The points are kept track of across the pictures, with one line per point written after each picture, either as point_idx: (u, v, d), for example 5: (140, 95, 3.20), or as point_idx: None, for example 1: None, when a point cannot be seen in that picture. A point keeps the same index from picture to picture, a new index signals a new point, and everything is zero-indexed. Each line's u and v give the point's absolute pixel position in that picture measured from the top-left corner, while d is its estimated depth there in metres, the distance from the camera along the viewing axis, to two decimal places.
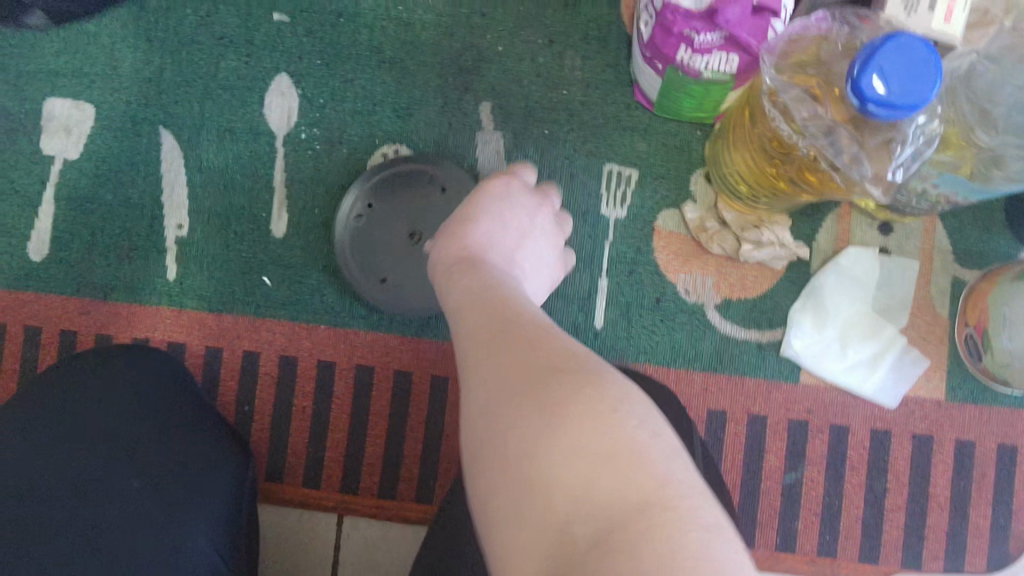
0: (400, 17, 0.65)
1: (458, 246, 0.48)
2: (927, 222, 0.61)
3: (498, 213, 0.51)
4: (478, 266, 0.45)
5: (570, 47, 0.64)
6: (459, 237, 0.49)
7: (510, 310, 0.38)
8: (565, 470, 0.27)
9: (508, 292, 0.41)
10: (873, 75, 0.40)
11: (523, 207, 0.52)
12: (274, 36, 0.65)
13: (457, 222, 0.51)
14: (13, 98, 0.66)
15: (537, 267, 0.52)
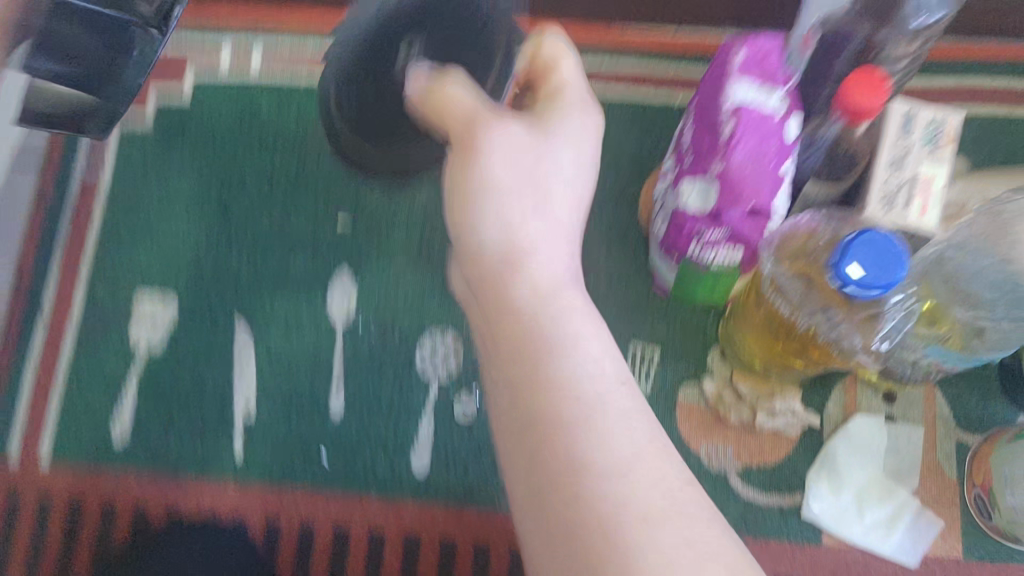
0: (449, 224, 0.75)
1: (500, 223, 0.46)
2: (927, 390, 0.67)
3: (544, 150, 0.47)
4: (517, 258, 0.45)
5: (595, 244, 0.72)
6: (503, 202, 0.46)
7: (542, 328, 0.43)
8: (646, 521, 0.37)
9: (537, 292, 0.44)
10: (848, 264, 0.44)
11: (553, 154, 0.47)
12: (336, 236, 0.76)
13: (500, 172, 0.46)
14: (109, 296, 0.76)
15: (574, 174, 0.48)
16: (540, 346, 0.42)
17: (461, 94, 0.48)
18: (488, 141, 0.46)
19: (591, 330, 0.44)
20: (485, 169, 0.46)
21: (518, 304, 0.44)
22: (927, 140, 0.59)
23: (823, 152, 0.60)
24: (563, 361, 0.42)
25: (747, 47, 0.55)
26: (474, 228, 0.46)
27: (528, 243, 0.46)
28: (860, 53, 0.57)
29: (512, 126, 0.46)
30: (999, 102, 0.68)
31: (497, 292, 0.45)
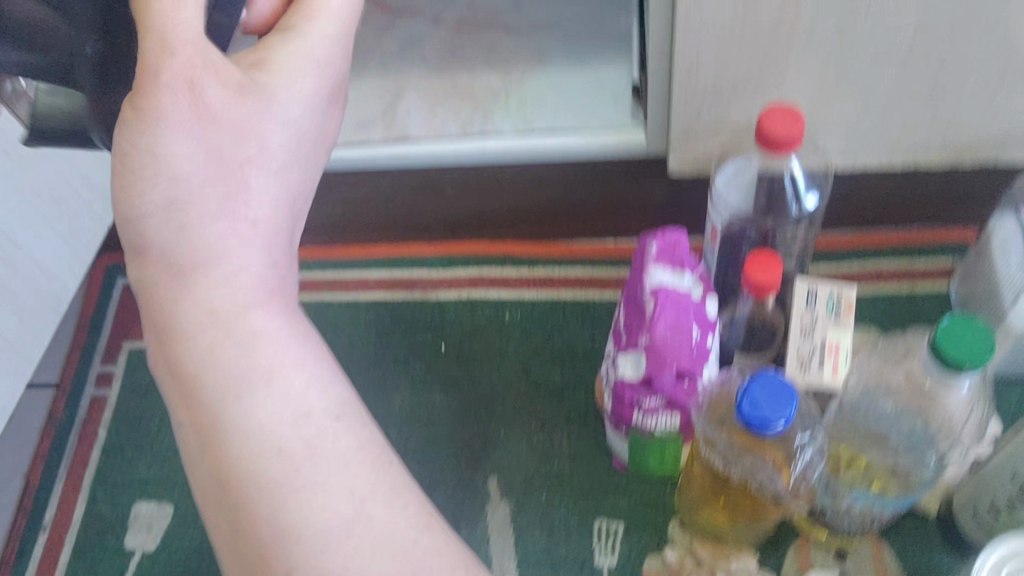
0: (422, 416, 0.78)
1: (170, 184, 0.40)
2: (874, 546, 0.69)
3: (240, 125, 0.42)
4: (188, 216, 0.40)
5: (558, 428, 0.76)
6: (178, 169, 0.40)
7: (212, 296, 0.39)
8: (319, 501, 0.38)
9: (209, 260, 0.40)
10: (746, 403, 0.52)
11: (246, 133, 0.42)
12: None
13: (176, 134, 0.40)
14: (108, 502, 0.81)
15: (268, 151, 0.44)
16: (204, 326, 0.39)
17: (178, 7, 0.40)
18: (175, 88, 0.39)
19: (272, 294, 0.41)
20: (164, 127, 0.39)
21: (188, 273, 0.40)
22: (830, 310, 0.65)
23: (742, 328, 0.68)
24: (230, 334, 0.39)
25: (658, 241, 0.65)
26: (140, 187, 0.40)
27: (204, 209, 0.40)
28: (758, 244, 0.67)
29: (205, 98, 0.41)
30: (898, 279, 0.75)
31: (167, 259, 0.40)
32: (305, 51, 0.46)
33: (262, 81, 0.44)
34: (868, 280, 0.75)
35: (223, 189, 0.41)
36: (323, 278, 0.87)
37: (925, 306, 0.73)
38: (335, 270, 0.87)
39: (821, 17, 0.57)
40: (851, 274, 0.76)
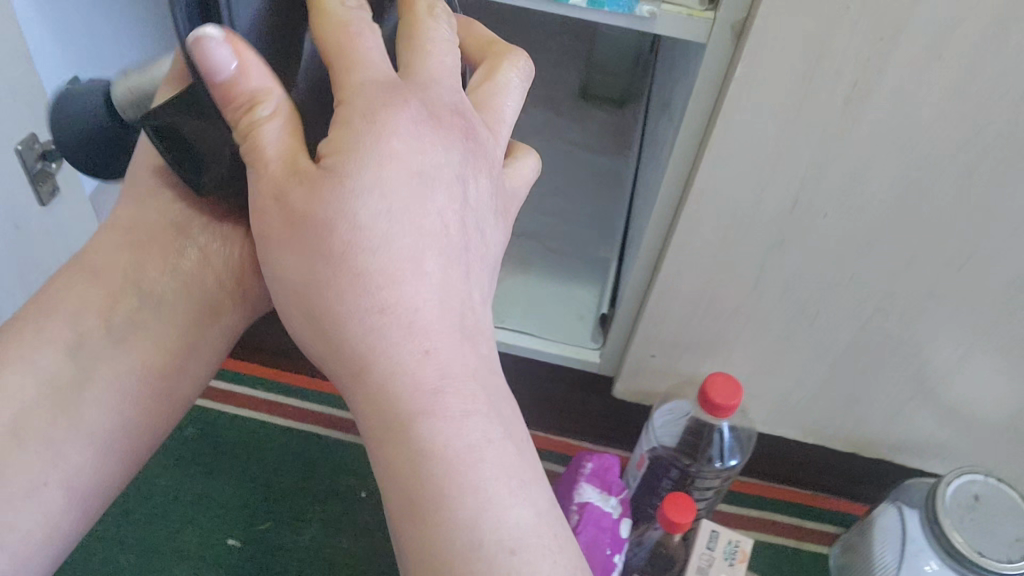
0: (331, 558, 0.82)
1: (367, 192, 0.35)
2: None
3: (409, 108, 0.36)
4: (375, 200, 0.35)
5: None
6: (376, 175, 0.35)
7: (389, 324, 0.35)
8: (515, 523, 0.34)
9: (392, 280, 0.35)
10: None
11: (410, 112, 0.36)
12: (223, 556, 0.81)
13: (386, 142, 0.36)
14: None
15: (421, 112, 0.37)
16: (378, 367, 0.35)
17: (346, 9, 0.38)
18: (378, 104, 0.36)
19: (452, 328, 0.36)
20: (370, 151, 0.35)
21: (358, 302, 0.35)
22: (726, 557, 0.72)
23: (647, 550, 0.75)
24: (416, 379, 0.35)
25: (594, 462, 0.72)
26: (301, 252, 0.36)
27: (407, 222, 0.36)
28: (676, 480, 0.74)
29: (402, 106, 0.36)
30: (790, 534, 0.83)
31: (331, 308, 0.36)
32: (452, 58, 0.39)
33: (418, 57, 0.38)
34: (766, 529, 0.83)
35: (421, 195, 0.36)
36: (275, 402, 0.93)
37: (810, 566, 0.81)
38: (293, 401, 0.93)
39: (778, 309, 0.68)
40: (752, 522, 0.83)
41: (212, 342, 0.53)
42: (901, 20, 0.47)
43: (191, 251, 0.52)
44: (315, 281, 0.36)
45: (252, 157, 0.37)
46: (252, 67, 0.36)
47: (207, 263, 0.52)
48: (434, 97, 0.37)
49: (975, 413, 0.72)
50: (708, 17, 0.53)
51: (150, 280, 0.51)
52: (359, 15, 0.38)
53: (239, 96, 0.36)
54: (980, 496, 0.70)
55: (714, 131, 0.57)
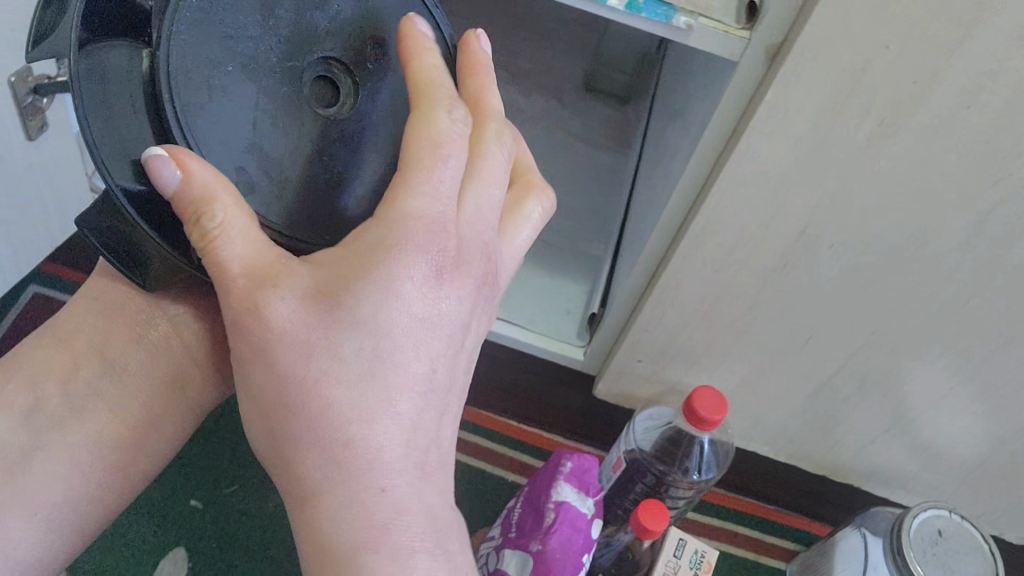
0: (292, 527, 0.81)
1: (362, 334, 0.38)
2: None
3: (425, 247, 0.38)
4: (366, 343, 0.38)
5: None
6: (375, 317, 0.38)
7: (354, 456, 0.38)
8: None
9: (368, 416, 0.38)
10: None
11: (429, 258, 0.39)
12: (184, 516, 0.80)
13: (398, 281, 0.38)
14: None
15: (441, 261, 0.39)
16: (332, 491, 0.39)
17: (447, 128, 0.40)
18: (404, 242, 0.38)
19: (416, 464, 0.40)
20: (374, 296, 0.38)
21: (327, 429, 0.38)
22: (692, 564, 0.72)
23: (615, 552, 0.76)
24: (369, 506, 0.38)
25: (573, 461, 0.72)
26: (277, 367, 0.38)
27: (393, 364, 0.39)
28: (650, 487, 0.74)
29: (423, 252, 0.38)
30: (750, 547, 0.84)
31: (300, 427, 0.38)
32: (489, 197, 0.43)
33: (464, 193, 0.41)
34: (727, 539, 0.84)
35: (417, 340, 0.39)
36: None
37: None
38: None
39: (771, 331, 0.69)
40: (715, 531, 0.84)
41: (184, 404, 0.57)
42: (938, 66, 0.48)
43: (160, 325, 0.56)
44: (283, 396, 0.38)
45: (212, 271, 0.38)
46: (195, 176, 0.37)
47: (179, 337, 0.56)
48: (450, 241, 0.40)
49: (947, 448, 0.74)
50: (743, 35, 0.52)
51: (115, 350, 0.55)
52: (455, 137, 0.40)
53: (189, 204, 0.38)
54: (944, 531, 0.73)
55: (735, 150, 0.57)
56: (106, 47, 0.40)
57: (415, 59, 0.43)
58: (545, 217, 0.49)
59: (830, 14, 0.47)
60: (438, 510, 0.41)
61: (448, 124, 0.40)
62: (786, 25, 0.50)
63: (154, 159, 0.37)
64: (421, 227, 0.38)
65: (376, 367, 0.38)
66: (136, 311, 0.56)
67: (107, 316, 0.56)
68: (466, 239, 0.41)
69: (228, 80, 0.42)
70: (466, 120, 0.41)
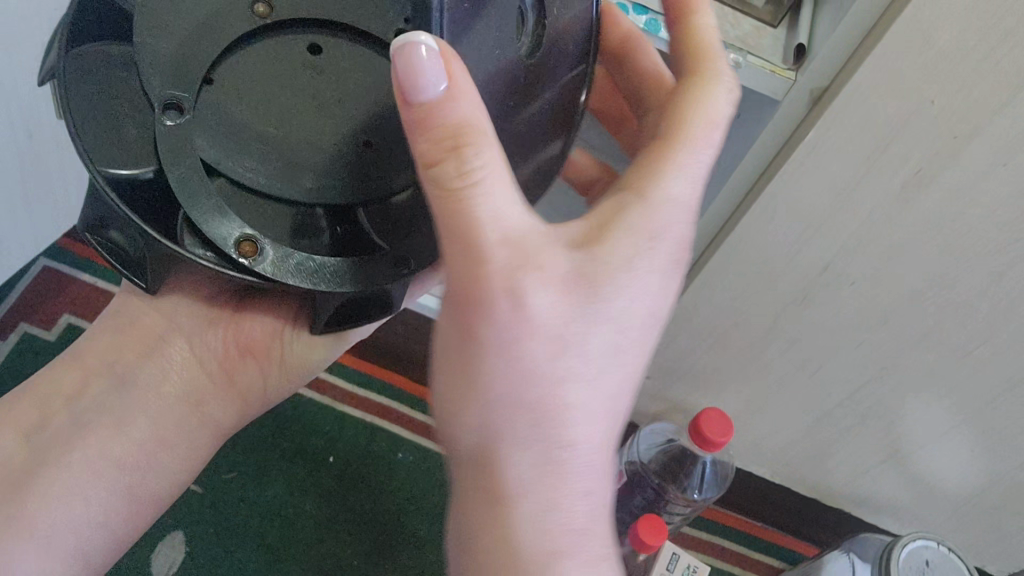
0: (290, 516, 0.83)
1: (620, 311, 0.35)
2: None
3: (674, 227, 0.36)
4: (604, 331, 0.34)
5: None
6: (621, 296, 0.34)
7: (570, 454, 0.34)
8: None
9: (586, 412, 0.34)
10: None
11: (666, 246, 0.36)
12: (184, 501, 0.81)
13: (643, 261, 0.35)
14: None
15: (678, 244, 0.37)
16: (534, 487, 0.33)
17: (721, 109, 0.39)
18: (649, 221, 0.36)
19: (614, 475, 0.35)
20: (634, 262, 0.35)
21: (542, 415, 0.33)
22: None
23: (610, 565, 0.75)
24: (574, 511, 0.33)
25: None
26: (499, 340, 0.33)
27: (619, 356, 0.35)
28: (649, 501, 0.76)
29: (670, 229, 0.36)
30: (735, 560, 0.86)
31: (528, 402, 0.33)
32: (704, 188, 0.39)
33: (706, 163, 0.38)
34: (715, 553, 0.86)
35: (632, 337, 0.35)
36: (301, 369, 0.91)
37: None
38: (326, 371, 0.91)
39: (782, 357, 0.70)
40: (705, 544, 0.86)
41: (202, 423, 0.56)
42: (977, 125, 0.48)
43: (177, 350, 0.55)
44: (502, 370, 0.33)
45: (444, 219, 0.34)
46: (466, 98, 0.33)
47: (195, 355, 0.55)
48: (681, 228, 0.37)
49: (942, 479, 0.76)
50: (788, 76, 0.53)
51: (127, 367, 0.55)
52: (720, 120, 0.39)
53: (445, 125, 0.33)
54: (931, 562, 0.74)
55: (766, 187, 0.58)
56: (93, 43, 0.41)
57: (691, 23, 0.42)
58: None
59: (879, 66, 0.47)
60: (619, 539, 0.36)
61: (716, 105, 0.39)
62: (836, 68, 0.50)
63: (422, 44, 0.32)
64: (669, 212, 0.36)
65: (605, 362, 0.35)
66: (150, 326, 0.55)
67: (123, 332, 0.55)
68: (685, 236, 0.38)
69: (285, 85, 0.41)
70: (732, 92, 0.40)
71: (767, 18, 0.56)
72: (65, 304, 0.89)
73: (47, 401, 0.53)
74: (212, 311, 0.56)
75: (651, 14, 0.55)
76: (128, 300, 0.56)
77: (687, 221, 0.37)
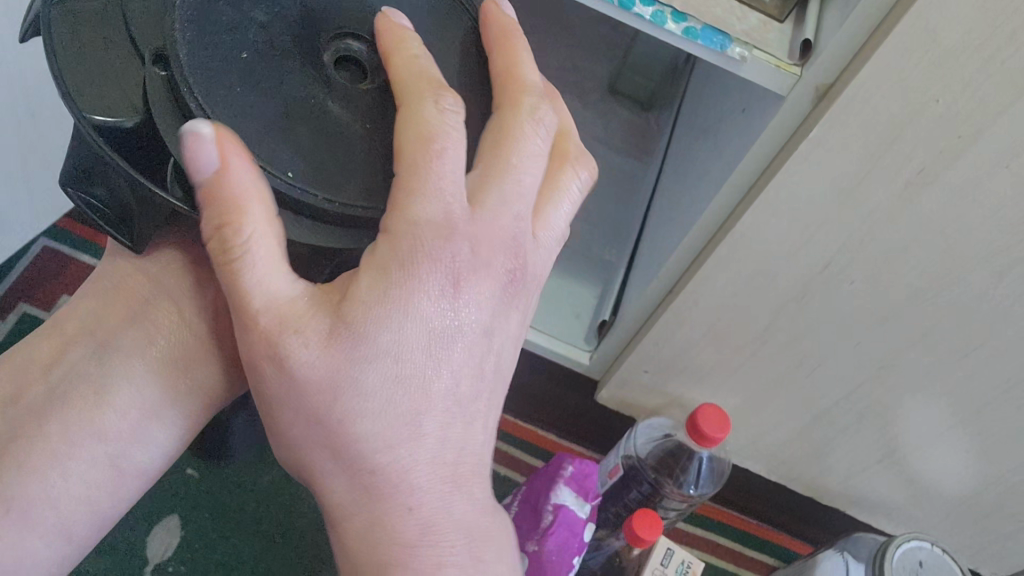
0: (285, 503, 0.83)
1: (387, 361, 0.38)
2: None
3: (445, 263, 0.38)
4: (387, 371, 0.38)
5: None
6: (396, 340, 0.38)
7: (382, 476, 0.39)
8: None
9: (392, 442, 0.39)
10: None
11: (448, 283, 0.39)
12: (181, 486, 0.82)
13: (417, 299, 0.38)
14: None
15: (467, 279, 0.39)
16: (365, 507, 0.40)
17: (439, 120, 0.39)
18: (430, 253, 0.38)
19: (445, 476, 0.41)
20: (392, 314, 0.38)
21: (353, 455, 0.39)
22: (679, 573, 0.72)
23: (604, 557, 0.77)
24: (402, 516, 0.40)
25: (574, 466, 0.73)
26: (297, 392, 0.38)
27: (416, 383, 0.39)
28: (645, 495, 0.76)
29: (441, 269, 0.38)
30: (729, 558, 0.86)
31: (328, 447, 0.39)
32: (522, 188, 0.41)
33: (489, 196, 0.40)
34: (710, 550, 0.86)
35: (433, 357, 0.39)
36: None
37: None
38: None
39: (780, 354, 0.71)
40: (698, 540, 0.86)
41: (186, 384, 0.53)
42: (982, 125, 0.48)
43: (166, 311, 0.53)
44: (302, 404, 0.39)
45: (231, 292, 0.38)
46: (236, 179, 0.36)
47: (183, 321, 0.53)
48: (475, 254, 0.39)
49: (937, 481, 0.77)
50: (794, 72, 0.53)
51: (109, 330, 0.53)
52: (446, 128, 0.39)
53: (217, 208, 0.37)
54: (924, 562, 0.74)
55: (768, 183, 0.58)
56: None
57: (393, 53, 0.42)
58: (583, 190, 0.47)
59: (884, 65, 0.47)
60: (471, 515, 0.42)
61: (437, 117, 0.39)
62: (840, 66, 0.50)
63: (195, 135, 0.35)
64: (451, 237, 0.38)
65: (401, 397, 0.39)
66: (135, 288, 0.54)
67: (107, 297, 0.54)
68: (497, 264, 0.40)
69: (259, 45, 0.42)
70: (456, 107, 0.40)
71: (776, 13, 0.55)
72: (64, 285, 0.89)
73: (25, 371, 0.52)
74: (191, 277, 0.54)
75: (659, 5, 0.54)
76: (114, 265, 0.55)
77: (488, 255, 0.40)
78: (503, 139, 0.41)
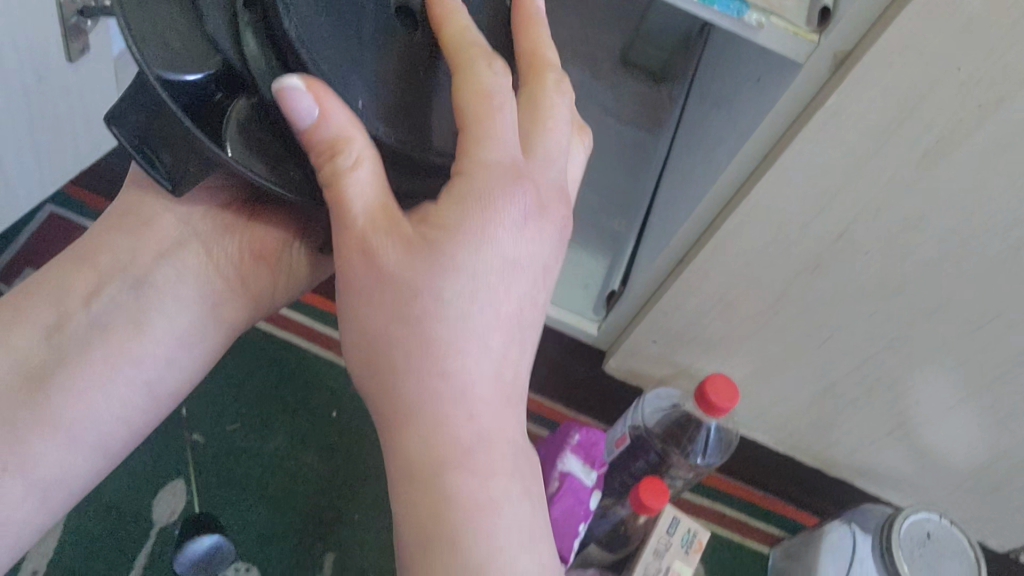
0: (291, 468, 0.83)
1: (470, 276, 0.39)
2: None
3: (522, 190, 0.40)
4: (471, 284, 0.39)
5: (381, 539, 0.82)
6: (477, 255, 0.39)
7: (452, 382, 0.39)
8: (523, 567, 0.38)
9: (464, 350, 0.39)
10: None
11: (521, 212, 0.40)
12: (188, 449, 0.82)
13: (499, 222, 0.40)
14: None
15: (534, 218, 0.41)
16: (426, 410, 0.39)
17: (498, 80, 0.41)
18: (506, 182, 0.40)
19: (501, 396, 0.41)
20: (474, 232, 0.39)
21: (424, 359, 0.39)
22: (683, 544, 0.73)
23: (608, 525, 0.76)
24: (464, 433, 0.39)
25: (581, 434, 0.72)
26: (380, 293, 0.39)
27: (491, 303, 0.40)
28: (652, 464, 0.76)
29: (518, 195, 0.40)
30: (735, 529, 0.86)
31: (405, 351, 0.39)
32: (560, 145, 0.43)
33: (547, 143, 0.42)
34: (716, 520, 0.86)
35: (504, 280, 0.40)
36: (311, 326, 0.92)
37: (749, 563, 0.85)
38: (323, 325, 0.92)
39: (790, 326, 0.70)
40: (705, 510, 0.86)
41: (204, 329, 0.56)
42: (1005, 93, 0.46)
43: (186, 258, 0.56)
44: (385, 307, 0.39)
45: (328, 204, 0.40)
46: (334, 118, 0.39)
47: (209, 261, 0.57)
48: (539, 190, 0.41)
49: (947, 454, 0.76)
50: (812, 39, 0.52)
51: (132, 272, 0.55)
52: (502, 85, 0.41)
53: (323, 140, 0.39)
54: (932, 534, 0.74)
55: (781, 153, 0.57)
56: None
57: (449, 17, 0.43)
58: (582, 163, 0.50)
59: (905, 30, 0.46)
60: (518, 443, 0.41)
61: (491, 75, 0.41)
62: (858, 34, 0.49)
63: (297, 91, 0.38)
64: (517, 173, 0.40)
65: (482, 311, 0.39)
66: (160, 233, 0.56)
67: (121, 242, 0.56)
68: (556, 209, 0.43)
69: None
70: (506, 73, 0.42)
71: None
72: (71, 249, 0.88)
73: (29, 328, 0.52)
74: (230, 223, 0.57)
75: None
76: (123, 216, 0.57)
77: (548, 198, 0.42)
78: (540, 93, 0.43)
